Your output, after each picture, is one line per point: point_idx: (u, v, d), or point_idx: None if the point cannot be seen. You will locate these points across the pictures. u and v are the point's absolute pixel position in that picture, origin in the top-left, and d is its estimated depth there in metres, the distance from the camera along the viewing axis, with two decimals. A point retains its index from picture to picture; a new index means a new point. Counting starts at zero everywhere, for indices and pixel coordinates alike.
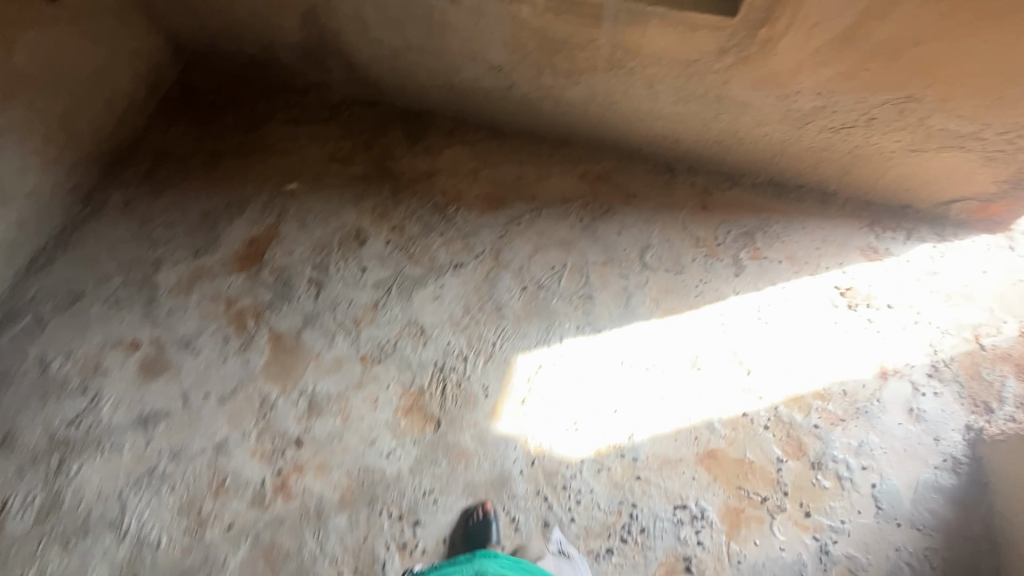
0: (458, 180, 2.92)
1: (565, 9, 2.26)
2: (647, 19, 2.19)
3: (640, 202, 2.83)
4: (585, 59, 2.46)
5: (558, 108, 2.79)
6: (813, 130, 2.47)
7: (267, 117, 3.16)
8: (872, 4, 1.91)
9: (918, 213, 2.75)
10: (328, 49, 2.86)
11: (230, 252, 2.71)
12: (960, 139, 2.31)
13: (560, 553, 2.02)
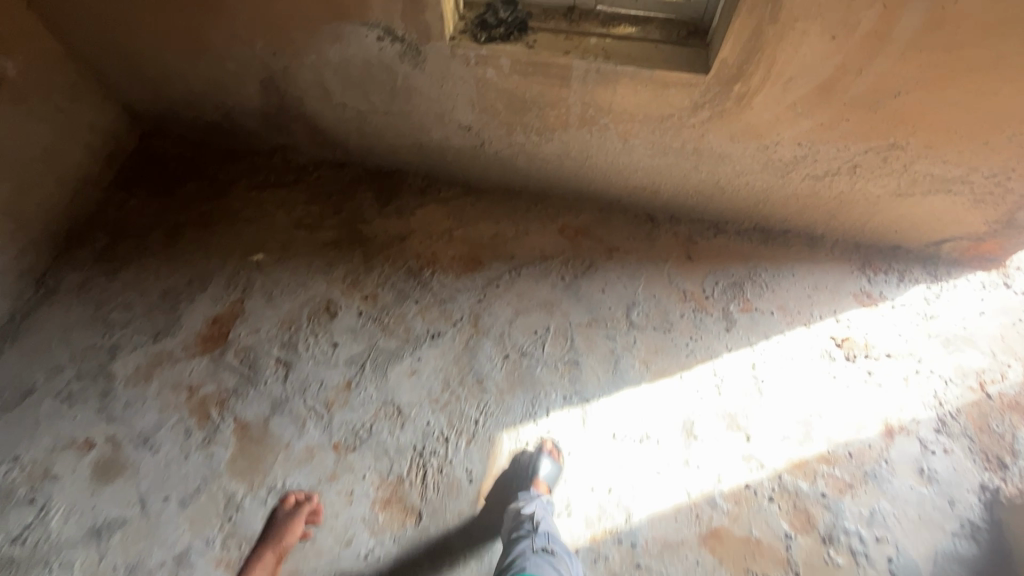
0: (432, 241, 2.79)
1: (532, 71, 2.17)
2: (617, 79, 2.11)
3: (622, 255, 2.72)
4: (556, 117, 2.37)
5: (532, 163, 2.69)
6: (796, 178, 2.38)
7: (230, 184, 3.03)
8: (849, 59, 1.83)
9: (909, 253, 2.66)
10: (290, 114, 2.75)
11: (192, 334, 2.54)
12: (948, 183, 2.23)
13: (543, 550, 1.82)
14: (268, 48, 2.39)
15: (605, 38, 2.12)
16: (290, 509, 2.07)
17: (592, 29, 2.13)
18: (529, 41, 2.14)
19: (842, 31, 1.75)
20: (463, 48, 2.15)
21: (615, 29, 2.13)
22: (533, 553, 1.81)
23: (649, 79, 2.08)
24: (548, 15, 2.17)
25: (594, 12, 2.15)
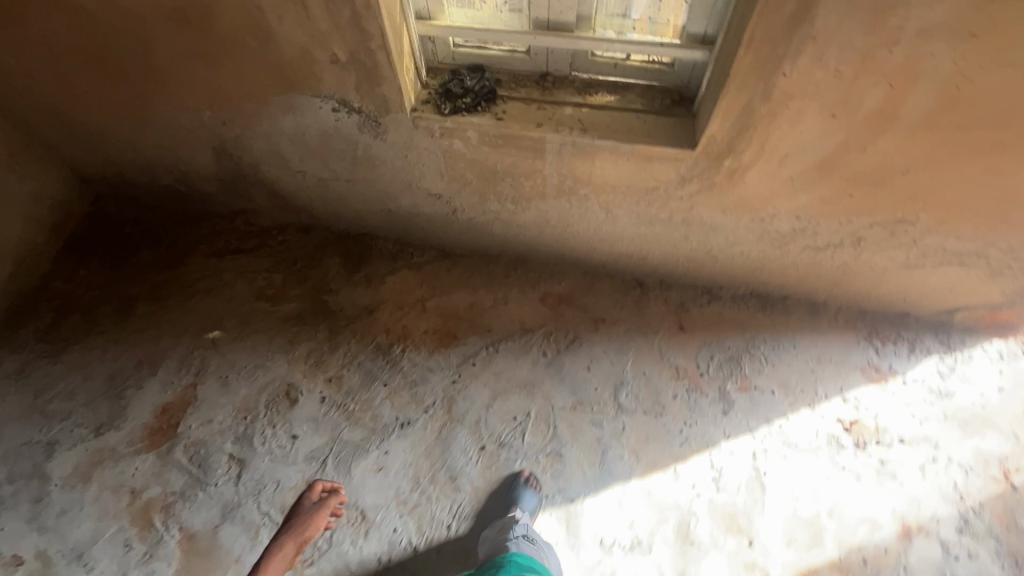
0: (403, 314, 2.58)
1: (502, 143, 1.98)
2: (595, 152, 1.92)
3: (609, 327, 2.51)
4: (532, 187, 2.17)
5: (509, 229, 2.49)
6: (795, 249, 2.19)
7: (188, 250, 2.83)
8: (850, 136, 1.64)
9: (919, 320, 2.46)
10: (247, 179, 2.55)
11: (138, 426, 2.32)
12: (962, 256, 2.03)
13: (523, 536, 1.91)
14: (217, 117, 2.19)
15: (581, 107, 1.94)
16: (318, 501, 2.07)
17: (567, 98, 1.95)
18: (498, 111, 1.95)
19: (842, 110, 1.56)
20: (425, 120, 1.96)
21: (590, 98, 1.94)
22: (515, 538, 1.89)
23: (630, 153, 1.88)
24: (518, 82, 1.99)
25: (569, 78, 1.97)
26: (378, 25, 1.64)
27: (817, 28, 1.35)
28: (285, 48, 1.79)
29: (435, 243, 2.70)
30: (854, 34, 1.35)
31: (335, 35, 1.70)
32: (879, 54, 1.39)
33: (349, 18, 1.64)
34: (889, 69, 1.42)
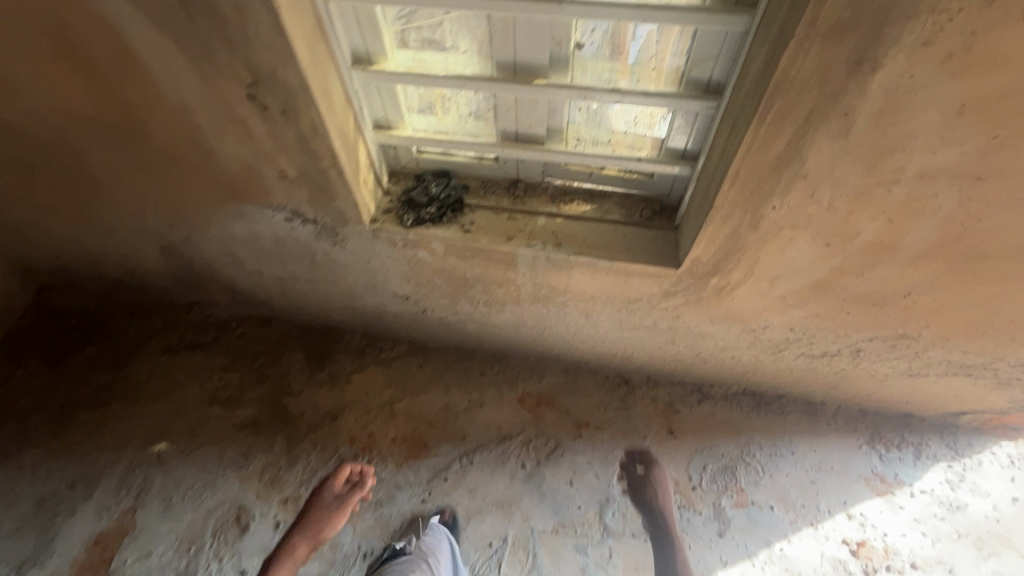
0: (370, 419, 2.38)
1: (470, 254, 1.82)
2: (571, 267, 1.77)
3: (594, 432, 2.32)
4: (505, 293, 2.00)
5: (483, 329, 2.31)
6: (789, 356, 2.03)
7: (138, 346, 2.61)
8: (847, 263, 1.50)
9: (922, 421, 2.30)
10: (201, 275, 2.36)
11: (66, 561, 2.08)
12: (968, 368, 1.89)
13: None
14: (163, 221, 2.02)
15: (555, 217, 1.79)
16: (335, 492, 1.78)
17: (539, 207, 1.81)
18: (465, 222, 1.79)
19: (837, 239, 1.42)
20: (386, 232, 1.79)
21: (565, 207, 1.80)
22: None
23: (609, 268, 1.73)
24: (487, 190, 1.85)
25: (541, 185, 1.83)
26: (327, 147, 1.49)
27: (810, 167, 1.21)
28: (228, 163, 1.63)
29: (406, 337, 2.51)
30: (850, 173, 1.21)
31: (281, 153, 1.54)
32: (877, 192, 1.25)
33: (295, 139, 1.48)
34: (888, 205, 1.29)
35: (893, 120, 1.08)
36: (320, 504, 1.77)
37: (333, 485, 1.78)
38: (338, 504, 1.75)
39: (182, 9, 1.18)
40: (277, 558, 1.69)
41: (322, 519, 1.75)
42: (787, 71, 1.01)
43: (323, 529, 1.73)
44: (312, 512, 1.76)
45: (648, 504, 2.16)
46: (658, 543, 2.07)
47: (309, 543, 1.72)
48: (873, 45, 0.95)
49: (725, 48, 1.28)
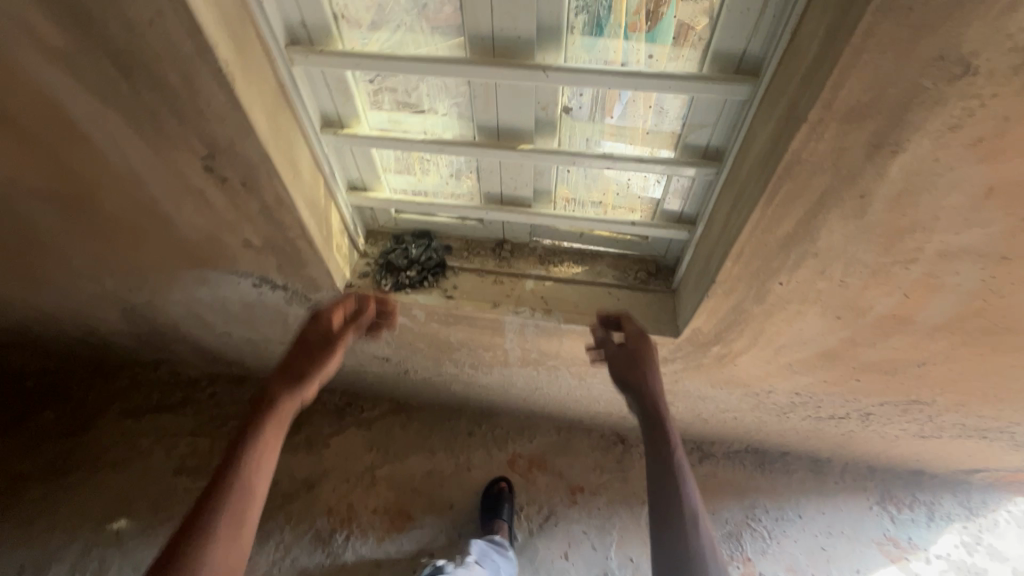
0: (350, 487, 2.21)
1: (454, 321, 1.69)
2: (562, 334, 1.65)
3: (589, 497, 2.18)
4: (492, 357, 1.87)
5: (470, 388, 2.17)
6: (795, 418, 1.91)
7: (99, 410, 2.43)
8: (858, 334, 1.39)
9: (934, 478, 2.19)
10: (167, 335, 2.20)
11: None
12: (984, 431, 1.78)
13: None
14: (121, 285, 1.87)
15: (544, 280, 1.68)
16: (330, 322, 1.39)
17: (527, 269, 1.69)
18: (448, 287, 1.67)
19: (848, 312, 1.31)
20: None
21: (555, 268, 1.69)
22: None
23: None
24: (471, 251, 1.73)
25: (529, 245, 1.72)
26: (294, 218, 1.36)
27: (821, 246, 1.11)
28: (188, 232, 1.50)
29: (388, 396, 2.36)
30: (864, 251, 1.11)
31: (244, 223, 1.41)
32: (893, 270, 1.15)
33: (258, 210, 1.36)
34: (905, 281, 1.19)
35: (913, 202, 0.98)
36: (302, 348, 1.34)
37: (322, 326, 1.38)
38: (329, 350, 1.34)
39: (125, 81, 1.06)
40: (252, 431, 1.17)
41: (306, 374, 1.28)
42: (798, 154, 0.91)
43: (311, 371, 1.29)
44: (296, 359, 1.31)
45: (645, 410, 1.26)
46: (653, 470, 1.17)
47: (296, 371, 1.28)
48: (894, 130, 0.85)
49: (724, 115, 1.19)
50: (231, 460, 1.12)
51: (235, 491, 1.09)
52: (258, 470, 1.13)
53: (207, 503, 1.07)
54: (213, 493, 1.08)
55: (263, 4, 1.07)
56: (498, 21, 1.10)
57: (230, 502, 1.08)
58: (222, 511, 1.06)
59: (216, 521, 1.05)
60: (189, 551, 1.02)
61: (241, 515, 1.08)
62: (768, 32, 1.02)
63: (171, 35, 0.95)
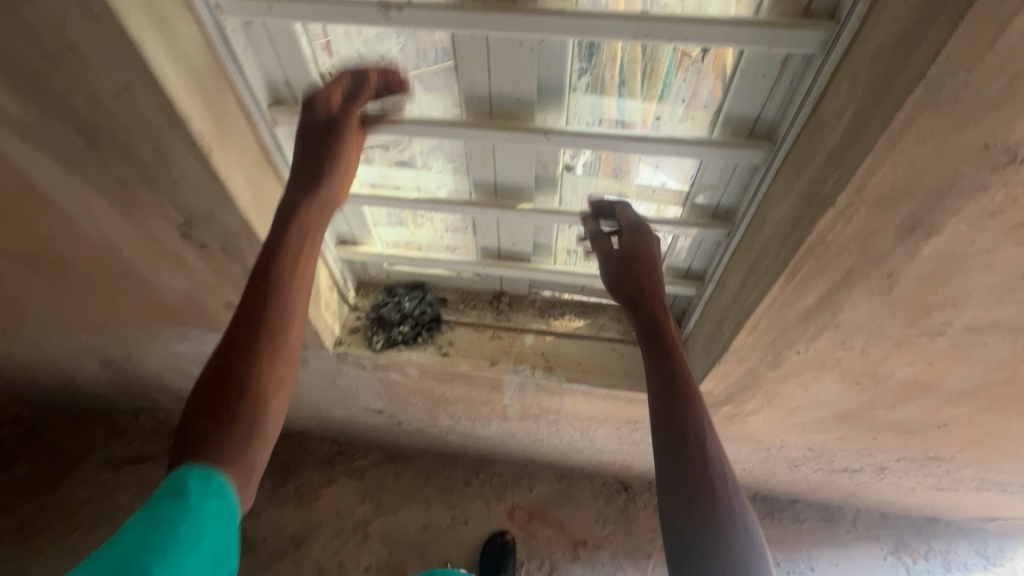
0: (341, 543, 2.11)
1: (450, 378, 1.60)
2: (564, 392, 1.57)
3: (593, 551, 2.08)
4: (490, 411, 1.78)
5: (467, 438, 2.07)
6: (807, 470, 1.83)
7: (77, 461, 2.31)
8: (877, 398, 1.32)
9: (949, 525, 2.11)
10: (148, 386, 2.10)
11: None
12: (1004, 485, 1.71)
13: None
14: (98, 339, 1.77)
15: (544, 334, 1.60)
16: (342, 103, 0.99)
17: (527, 322, 1.61)
18: (443, 343, 1.59)
19: (868, 379, 1.24)
20: (353, 356, 1.57)
21: (555, 322, 1.61)
22: None
23: (607, 395, 1.53)
24: (467, 303, 1.65)
25: (528, 297, 1.64)
26: None
27: (843, 319, 1.04)
28: (167, 293, 1.41)
29: (381, 444, 2.26)
30: (889, 325, 1.04)
31: (226, 285, 1.33)
32: (919, 341, 1.08)
33: (241, 274, 1.27)
34: (930, 352, 1.11)
35: (945, 281, 0.91)
36: (311, 135, 0.97)
37: (334, 88, 0.99)
38: (350, 150, 0.99)
39: (92, 150, 0.97)
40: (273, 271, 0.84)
41: (322, 168, 0.95)
42: (824, 236, 0.85)
43: (334, 175, 0.95)
44: (308, 150, 0.96)
45: (643, 323, 0.99)
46: (668, 439, 0.84)
47: (314, 166, 0.95)
48: (929, 215, 0.78)
49: (736, 178, 1.12)
50: (254, 304, 0.82)
51: (267, 334, 0.81)
52: (290, 310, 0.83)
53: (238, 359, 0.79)
54: (245, 348, 0.79)
55: (244, 68, 1.00)
56: (496, 82, 1.03)
57: (265, 352, 0.80)
58: (259, 371, 0.79)
59: (257, 383, 0.78)
60: (230, 420, 0.76)
61: (282, 363, 0.81)
62: (784, 99, 0.95)
63: (140, 108, 0.87)
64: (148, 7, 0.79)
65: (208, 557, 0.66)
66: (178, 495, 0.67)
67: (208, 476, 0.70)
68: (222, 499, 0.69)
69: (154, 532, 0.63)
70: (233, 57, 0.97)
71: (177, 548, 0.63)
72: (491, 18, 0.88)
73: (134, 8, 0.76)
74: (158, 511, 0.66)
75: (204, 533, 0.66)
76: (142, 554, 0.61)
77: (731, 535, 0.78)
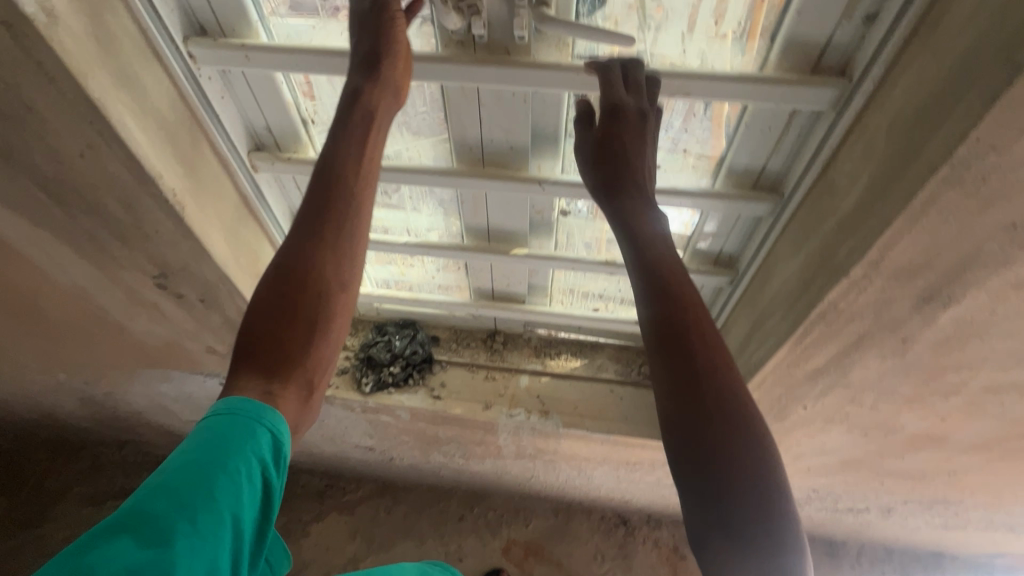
0: None
1: (443, 421, 1.54)
2: (560, 436, 1.51)
3: None
4: (484, 450, 1.72)
5: (461, 474, 2.01)
6: (810, 509, 1.78)
7: (58, 495, 2.22)
8: (886, 447, 1.27)
9: (954, 559, 2.06)
10: (130, 421, 2.02)
11: None
12: (1013, 525, 1.67)
13: None
14: (75, 379, 1.69)
15: (539, 375, 1.54)
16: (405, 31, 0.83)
17: (522, 363, 1.55)
18: (435, 385, 1.53)
19: (877, 431, 1.19)
20: (342, 399, 1.51)
21: (551, 362, 1.56)
22: None
23: (606, 439, 1.48)
24: (460, 342, 1.59)
25: (523, 335, 1.59)
26: None
27: (853, 378, 0.99)
28: (145, 338, 1.34)
29: (373, 477, 2.19)
30: (901, 384, 0.99)
31: (206, 332, 1.26)
32: (931, 399, 1.03)
33: (221, 322, 1.21)
34: (943, 408, 1.07)
35: (961, 346, 0.86)
36: (365, 55, 0.79)
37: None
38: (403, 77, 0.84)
39: (57, 206, 0.91)
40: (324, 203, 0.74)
41: (376, 93, 0.80)
42: (836, 303, 0.80)
43: (388, 107, 0.82)
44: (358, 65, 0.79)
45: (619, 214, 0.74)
46: (676, 386, 0.58)
47: (369, 92, 0.79)
48: (948, 287, 0.73)
49: (739, 227, 1.06)
50: (316, 236, 0.73)
51: (333, 276, 0.72)
52: (353, 250, 0.74)
53: (298, 295, 0.70)
54: (306, 285, 0.71)
55: (220, 118, 0.95)
56: (487, 129, 0.98)
57: (328, 295, 0.72)
58: (323, 311, 0.70)
59: (319, 323, 0.70)
60: (285, 356, 0.68)
61: (344, 307, 0.73)
62: (793, 153, 0.90)
63: (107, 167, 0.81)
64: (112, 65, 0.73)
65: (256, 501, 0.57)
66: (225, 432, 0.58)
67: (261, 407, 0.61)
68: (275, 438, 0.60)
69: (201, 472, 0.54)
70: (208, 107, 0.92)
71: (227, 492, 0.54)
72: (480, 69, 0.84)
73: (97, 68, 0.71)
74: (205, 447, 0.56)
75: (254, 474, 0.57)
76: (189, 498, 0.52)
77: (767, 530, 0.53)
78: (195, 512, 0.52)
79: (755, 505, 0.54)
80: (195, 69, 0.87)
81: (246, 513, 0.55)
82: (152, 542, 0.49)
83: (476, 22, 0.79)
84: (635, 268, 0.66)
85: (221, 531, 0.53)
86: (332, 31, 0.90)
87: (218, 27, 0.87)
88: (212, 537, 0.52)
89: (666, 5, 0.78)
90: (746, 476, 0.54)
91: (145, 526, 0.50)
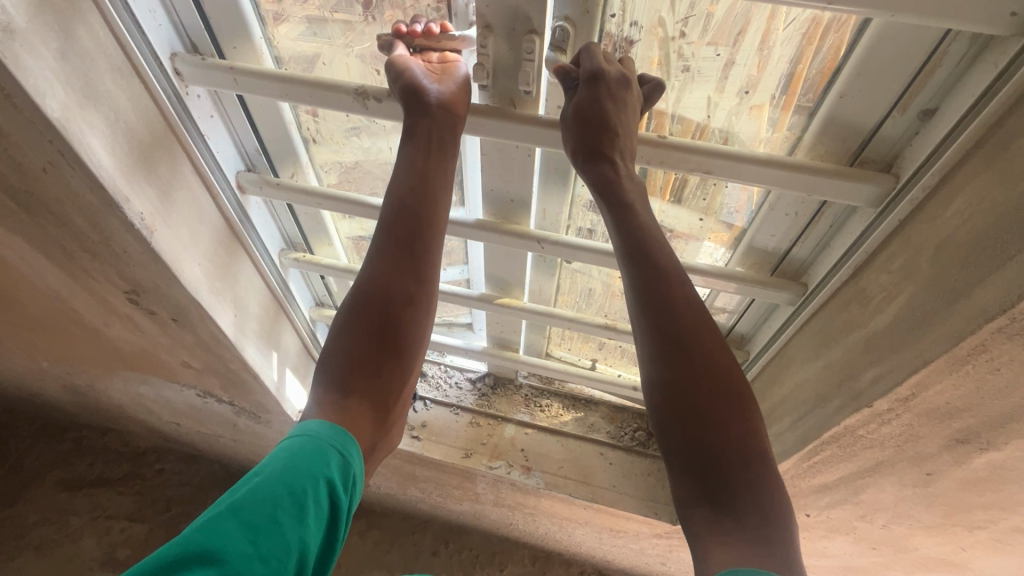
0: None
1: (422, 462, 1.46)
2: (541, 495, 1.42)
3: None
4: (462, 493, 1.62)
5: (437, 509, 1.90)
6: None
7: (28, 477, 2.06)
8: (894, 563, 1.15)
9: None
10: (108, 411, 1.94)
11: None
12: None
13: None
14: (55, 367, 1.62)
15: (526, 427, 1.46)
16: (419, 69, 0.77)
17: (510, 411, 1.47)
18: (415, 424, 1.44)
19: (886, 547, 1.07)
20: None
21: (541, 415, 1.47)
22: None
23: (588, 506, 1.38)
24: (448, 382, 1.51)
25: (514, 381, 1.50)
26: (236, 356, 1.13)
27: (864, 499, 0.89)
28: (121, 341, 1.27)
29: None
30: (920, 512, 0.89)
31: (181, 347, 1.19)
32: (953, 529, 0.92)
33: (195, 341, 1.14)
34: (964, 539, 0.96)
35: (995, 488, 0.77)
36: (407, 89, 0.76)
37: (400, 38, 0.78)
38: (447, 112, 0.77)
39: (26, 214, 0.82)
40: (397, 215, 0.76)
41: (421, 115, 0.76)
42: (853, 428, 0.71)
43: (450, 126, 0.78)
44: (405, 98, 0.76)
45: (625, 209, 0.71)
46: (675, 402, 0.61)
47: (415, 136, 0.78)
48: (987, 432, 0.65)
49: (754, 309, 0.96)
50: (386, 261, 0.75)
51: (398, 295, 0.74)
52: (418, 272, 0.76)
53: (367, 319, 0.72)
54: (378, 309, 0.73)
55: (206, 137, 0.89)
56: (488, 179, 0.91)
57: (397, 314, 0.73)
58: (389, 330, 0.73)
59: (385, 344, 0.73)
60: (361, 378, 0.70)
61: (412, 325, 0.74)
62: (822, 244, 0.80)
63: (71, 186, 0.73)
64: (81, 82, 0.68)
65: (323, 526, 0.57)
66: (297, 454, 0.60)
67: (329, 428, 0.64)
68: (344, 459, 0.62)
69: (272, 494, 0.55)
70: (192, 126, 0.86)
71: (293, 516, 0.55)
72: (477, 120, 0.78)
73: (59, 87, 0.65)
74: (276, 471, 0.57)
75: (322, 498, 0.58)
76: (259, 520, 0.53)
77: (776, 532, 0.55)
78: (260, 539, 0.52)
79: (761, 512, 0.56)
80: (181, 87, 0.82)
81: (312, 538, 0.55)
82: (218, 562, 0.48)
83: (478, 71, 0.73)
84: (639, 288, 0.66)
85: (288, 558, 0.52)
86: (332, 36, 0.82)
87: (210, 45, 0.82)
88: (275, 558, 0.51)
89: (692, 66, 0.70)
90: (752, 477, 0.57)
91: (213, 543, 0.49)
